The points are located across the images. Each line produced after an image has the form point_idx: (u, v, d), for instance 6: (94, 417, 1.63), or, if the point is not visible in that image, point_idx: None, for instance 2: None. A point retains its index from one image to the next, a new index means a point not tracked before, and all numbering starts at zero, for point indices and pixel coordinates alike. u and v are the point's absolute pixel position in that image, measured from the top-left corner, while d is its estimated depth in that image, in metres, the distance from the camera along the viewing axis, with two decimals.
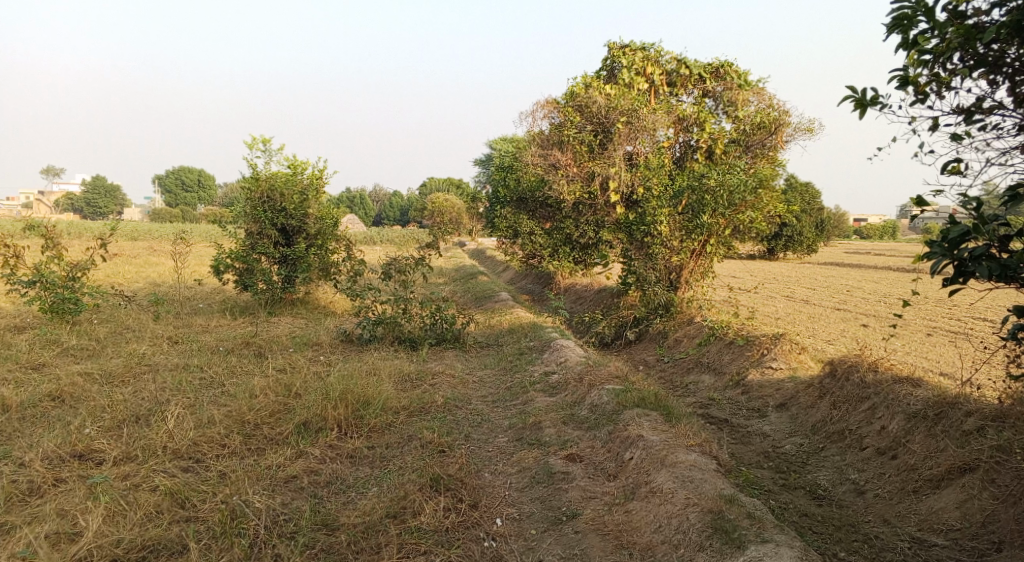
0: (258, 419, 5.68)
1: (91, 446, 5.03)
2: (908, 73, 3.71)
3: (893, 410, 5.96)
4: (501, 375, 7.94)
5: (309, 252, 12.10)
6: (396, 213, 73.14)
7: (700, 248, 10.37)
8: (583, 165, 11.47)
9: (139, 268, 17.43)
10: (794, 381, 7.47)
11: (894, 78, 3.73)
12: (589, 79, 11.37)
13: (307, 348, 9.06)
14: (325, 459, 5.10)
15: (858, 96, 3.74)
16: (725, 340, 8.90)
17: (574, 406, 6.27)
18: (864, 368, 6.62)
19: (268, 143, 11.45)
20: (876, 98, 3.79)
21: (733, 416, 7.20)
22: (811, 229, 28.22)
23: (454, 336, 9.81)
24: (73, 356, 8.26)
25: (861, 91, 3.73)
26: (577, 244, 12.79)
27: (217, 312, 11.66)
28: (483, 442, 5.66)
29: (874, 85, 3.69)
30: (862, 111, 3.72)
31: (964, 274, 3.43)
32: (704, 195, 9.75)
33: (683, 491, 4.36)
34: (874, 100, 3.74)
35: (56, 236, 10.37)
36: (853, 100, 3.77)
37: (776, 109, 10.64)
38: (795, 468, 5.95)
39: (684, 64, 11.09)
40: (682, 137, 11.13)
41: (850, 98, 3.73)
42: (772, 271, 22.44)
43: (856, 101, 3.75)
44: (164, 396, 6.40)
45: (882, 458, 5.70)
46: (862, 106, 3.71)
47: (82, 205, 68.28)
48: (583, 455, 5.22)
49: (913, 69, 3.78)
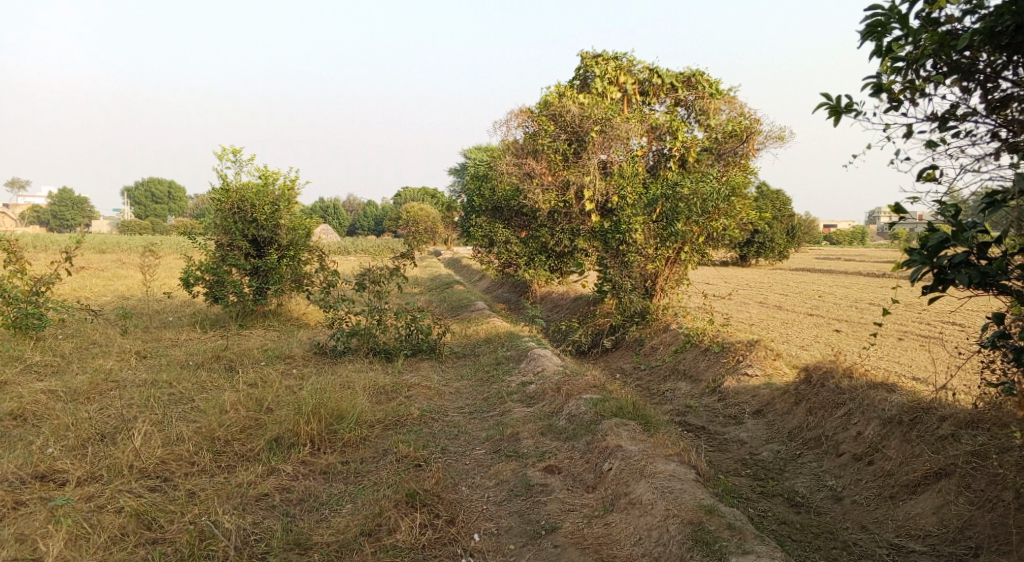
0: (228, 435, 5.55)
1: (53, 466, 4.86)
2: (882, 80, 3.74)
3: (868, 416, 6.00)
4: (478, 386, 7.87)
5: (281, 263, 11.94)
6: (370, 223, 72.73)
7: (675, 255, 10.42)
8: (557, 174, 11.48)
9: (106, 281, 17.09)
10: (770, 387, 7.50)
11: (869, 85, 3.75)
12: (562, 88, 11.39)
13: (280, 361, 8.91)
14: (298, 475, 4.98)
15: (833, 103, 3.76)
16: (701, 347, 8.93)
17: (552, 417, 6.22)
18: (839, 374, 6.66)
19: (239, 154, 11.31)
20: (851, 105, 3.81)
21: (710, 423, 7.20)
22: (782, 235, 28.57)
23: (429, 347, 9.72)
24: (37, 373, 8.01)
25: (836, 98, 3.75)
26: (553, 253, 12.78)
27: (187, 326, 11.43)
28: (460, 455, 5.58)
29: (849, 92, 3.71)
30: (837, 118, 3.73)
31: (944, 281, 3.45)
32: (678, 203, 9.78)
33: (662, 502, 4.32)
34: (850, 107, 3.76)
35: (19, 249, 10.10)
36: (828, 106, 3.79)
37: (747, 118, 10.75)
38: (773, 475, 5.95)
39: (656, 73, 11.15)
40: (655, 146, 11.19)
41: (825, 105, 3.74)
42: (746, 278, 22.65)
43: (831, 107, 3.76)
44: (132, 413, 6.22)
45: (859, 464, 5.73)
46: (837, 112, 3.72)
47: (48, 218, 66.93)
48: (562, 466, 5.17)
49: (887, 76, 3.81)
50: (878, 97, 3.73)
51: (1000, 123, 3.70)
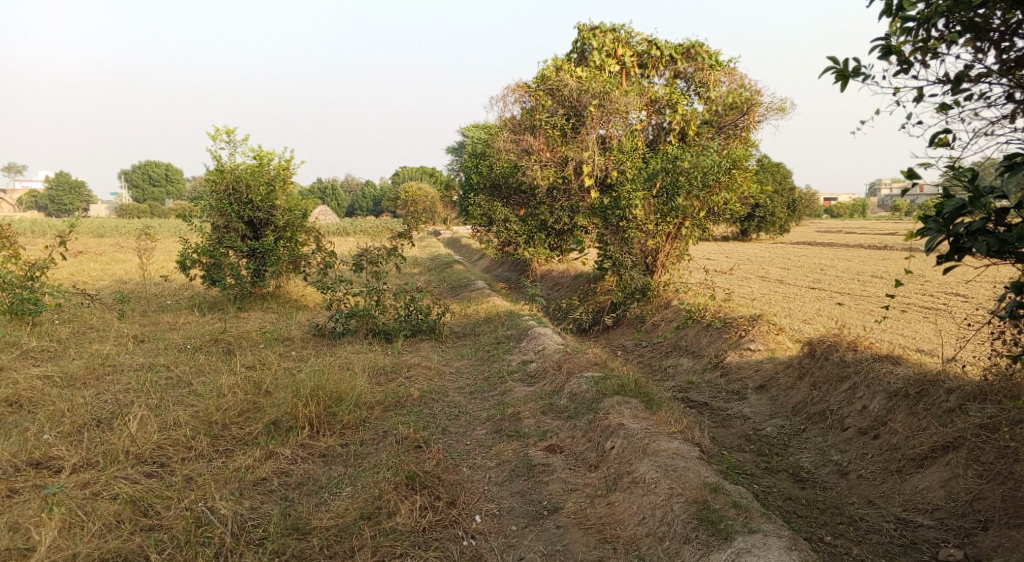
0: (226, 419, 5.48)
1: (48, 453, 4.79)
2: (891, 42, 3.59)
3: (873, 389, 5.93)
4: (478, 366, 7.80)
5: (278, 245, 11.82)
6: (369, 204, 72.40)
7: (676, 231, 10.30)
8: (556, 150, 11.31)
9: (104, 265, 17.00)
10: (773, 363, 7.43)
11: (878, 47, 3.61)
12: (559, 61, 11.18)
13: (278, 344, 8.83)
14: (296, 459, 4.92)
15: (840, 67, 3.61)
16: (703, 323, 8.84)
17: (553, 396, 6.15)
18: (843, 348, 6.57)
19: (232, 134, 11.15)
20: (859, 68, 3.67)
21: (713, 399, 7.14)
22: (783, 209, 28.38)
23: (429, 327, 9.63)
24: (34, 359, 7.93)
25: (843, 61, 3.59)
26: (553, 231, 12.65)
27: (186, 309, 11.34)
28: (460, 435, 5.51)
29: (856, 55, 3.56)
30: (845, 82, 3.57)
31: (960, 250, 3.36)
32: (678, 177, 9.64)
33: (666, 481, 4.25)
34: (857, 70, 3.62)
35: (12, 234, 9.97)
36: (834, 70, 3.64)
37: (747, 89, 10.58)
38: (778, 450, 5.90)
39: (655, 45, 10.93)
40: (654, 119, 11.02)
41: (832, 68, 3.59)
42: (747, 252, 22.54)
43: (838, 71, 3.61)
44: (129, 398, 6.15)
45: (865, 438, 5.67)
46: (844, 77, 3.57)
47: (46, 203, 66.67)
48: (564, 445, 5.10)
49: (896, 37, 3.67)
50: (887, 60, 3.59)
51: (1014, 84, 3.58)
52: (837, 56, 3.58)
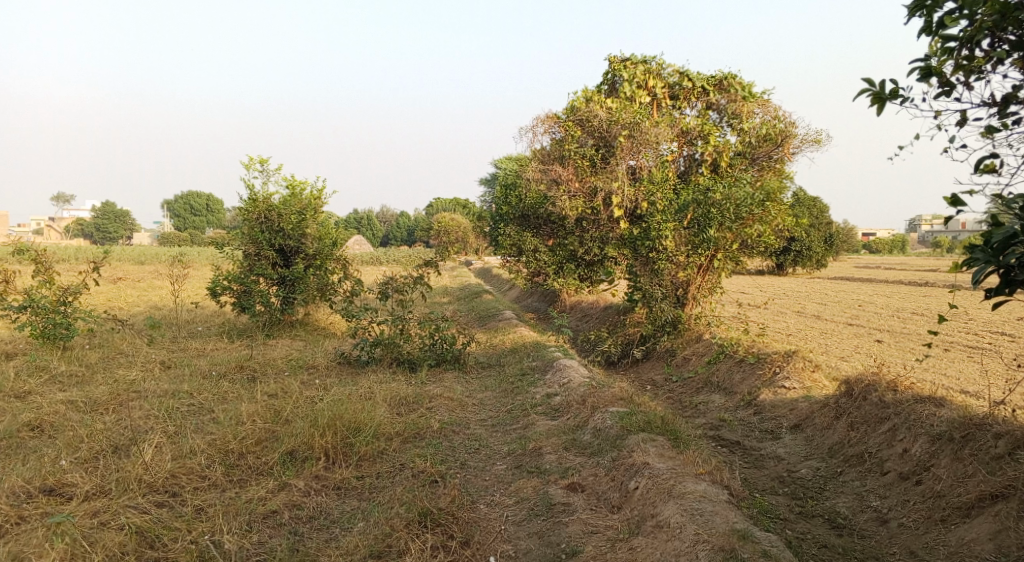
0: (242, 448, 5.40)
1: (62, 479, 4.74)
2: (932, 62, 3.43)
3: (915, 432, 5.62)
4: (502, 397, 7.64)
5: (307, 273, 11.87)
6: (403, 234, 73.06)
7: (707, 263, 10.10)
8: (585, 180, 11.19)
9: (140, 291, 17.30)
10: (808, 401, 7.14)
11: (917, 68, 3.45)
12: (590, 92, 11.12)
13: (302, 372, 8.78)
14: (310, 491, 4.79)
15: (876, 89, 3.44)
16: (735, 358, 8.58)
17: (576, 431, 5.95)
18: (883, 387, 6.27)
19: (265, 164, 11.31)
20: (896, 90, 3.50)
21: (745, 438, 6.87)
22: (820, 243, 27.87)
23: (454, 357, 9.51)
24: (61, 383, 7.99)
25: (880, 83, 3.42)
26: (582, 261, 12.48)
27: (215, 336, 11.40)
28: (479, 470, 5.34)
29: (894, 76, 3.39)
30: (882, 104, 3.40)
31: (1010, 283, 3.17)
32: (710, 209, 9.46)
33: (691, 526, 4.03)
34: (895, 92, 3.45)
35: (48, 260, 10.16)
36: (870, 93, 3.47)
37: (781, 121, 10.40)
38: (813, 494, 5.61)
39: (687, 76, 10.84)
40: (685, 150, 10.88)
41: (868, 91, 3.41)
42: (783, 286, 22.08)
43: (875, 94, 3.44)
44: (148, 424, 6.11)
45: (906, 484, 5.35)
46: (881, 98, 3.39)
47: (92, 230, 68.76)
48: (586, 484, 4.90)
49: (936, 58, 3.50)
50: (927, 81, 3.42)
51: None
52: (873, 78, 3.42)
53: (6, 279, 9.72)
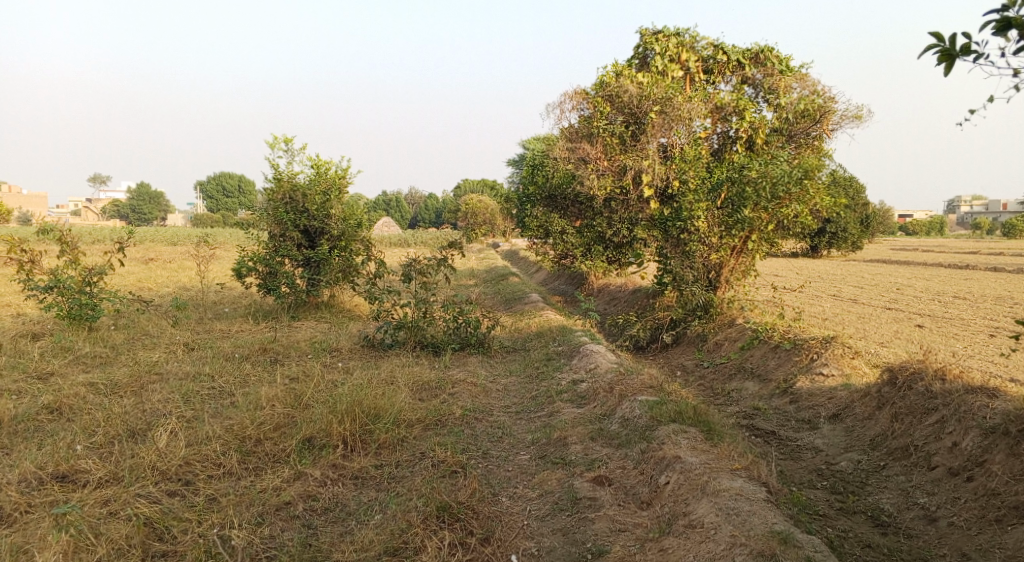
0: (259, 434, 5.26)
1: (74, 466, 4.64)
2: (1014, 13, 3.04)
3: (966, 424, 5.28)
4: (526, 383, 7.43)
5: (332, 254, 11.73)
6: (431, 215, 73.07)
7: (741, 245, 9.75)
8: (614, 158, 10.83)
9: (168, 273, 17.40)
10: (848, 389, 6.81)
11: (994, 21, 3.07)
12: (620, 67, 10.72)
13: (325, 355, 8.66)
14: (326, 481, 4.63)
15: (946, 45, 3.07)
16: (770, 344, 8.26)
17: (604, 420, 5.71)
18: (930, 376, 5.92)
19: (289, 143, 11.15)
20: (970, 47, 3.12)
21: (781, 428, 6.59)
22: (856, 225, 27.16)
23: (478, 341, 9.31)
24: (84, 364, 7.97)
25: (950, 39, 3.07)
26: (611, 243, 12.16)
27: (240, 317, 11.34)
28: (502, 460, 5.13)
29: (966, 31, 3.05)
30: (950, 62, 3.05)
31: None
32: (745, 188, 9.11)
33: (727, 527, 3.78)
34: (968, 48, 3.07)
35: (73, 240, 10.14)
36: (939, 50, 3.10)
37: (821, 96, 9.98)
38: (854, 489, 5.31)
39: (721, 49, 10.41)
40: (720, 127, 10.47)
41: (935, 48, 3.07)
42: (819, 269, 21.54)
43: (944, 51, 3.08)
44: (166, 408, 6.01)
45: (956, 480, 5.03)
46: (950, 55, 3.05)
47: (127, 212, 69.96)
48: (613, 477, 4.66)
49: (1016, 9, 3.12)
50: (1006, 36, 3.04)
51: None
52: (941, 34, 3.08)
53: (31, 260, 9.72)
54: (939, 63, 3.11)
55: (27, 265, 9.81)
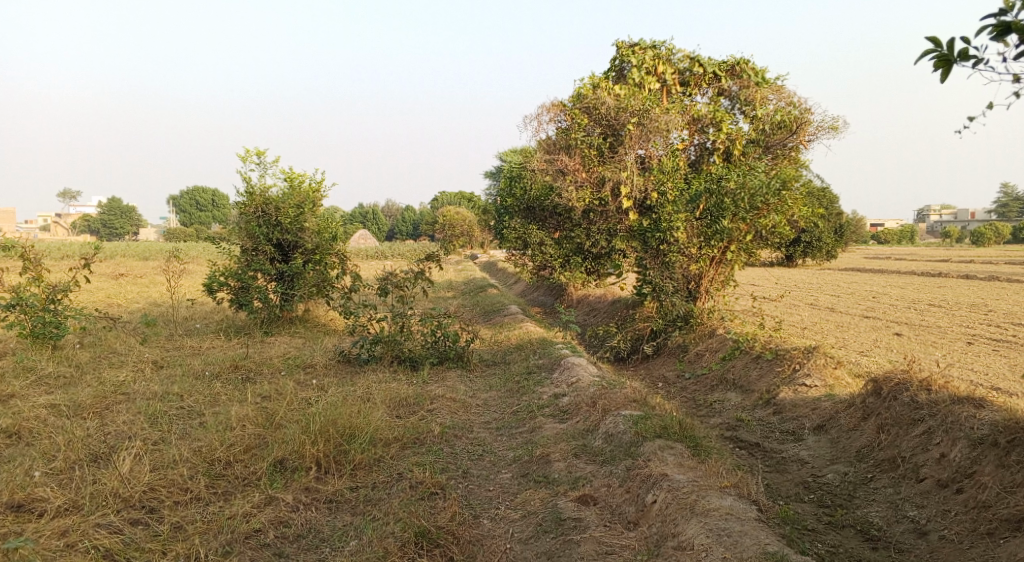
0: (229, 456, 5.04)
1: (31, 493, 4.37)
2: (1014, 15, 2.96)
3: (953, 435, 5.22)
4: (507, 398, 7.27)
5: (306, 268, 11.49)
6: (408, 228, 72.71)
7: (721, 255, 9.72)
8: (592, 170, 10.75)
9: (138, 288, 16.97)
10: (832, 400, 6.74)
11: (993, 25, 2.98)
12: (597, 79, 10.67)
13: (300, 371, 8.41)
14: (298, 505, 4.42)
15: (944, 50, 3.00)
16: (752, 355, 8.19)
17: (587, 435, 5.56)
18: (915, 386, 5.86)
19: (262, 156, 10.93)
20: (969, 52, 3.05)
21: (766, 440, 6.50)
22: (830, 234, 27.48)
23: (457, 355, 9.13)
24: (47, 385, 7.64)
25: (947, 44, 3.00)
26: (589, 254, 12.05)
27: (211, 333, 11.04)
28: (483, 479, 4.96)
29: (964, 35, 2.97)
30: (948, 68, 2.98)
31: None
32: (723, 199, 9.08)
33: (719, 549, 3.66)
34: (966, 53, 3.00)
35: (36, 256, 9.79)
36: (936, 55, 3.03)
37: (796, 107, 10.01)
38: (842, 502, 5.22)
39: (697, 62, 10.41)
40: (697, 139, 10.45)
41: (932, 53, 3.00)
42: (794, 279, 21.71)
43: (941, 56, 3.01)
44: (132, 431, 5.75)
45: (945, 492, 4.96)
46: (947, 61, 2.98)
47: (98, 227, 68.75)
48: (598, 496, 4.52)
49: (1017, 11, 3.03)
50: (1006, 40, 2.96)
51: None
52: (938, 38, 3.00)
53: None
54: (936, 68, 3.04)
55: None
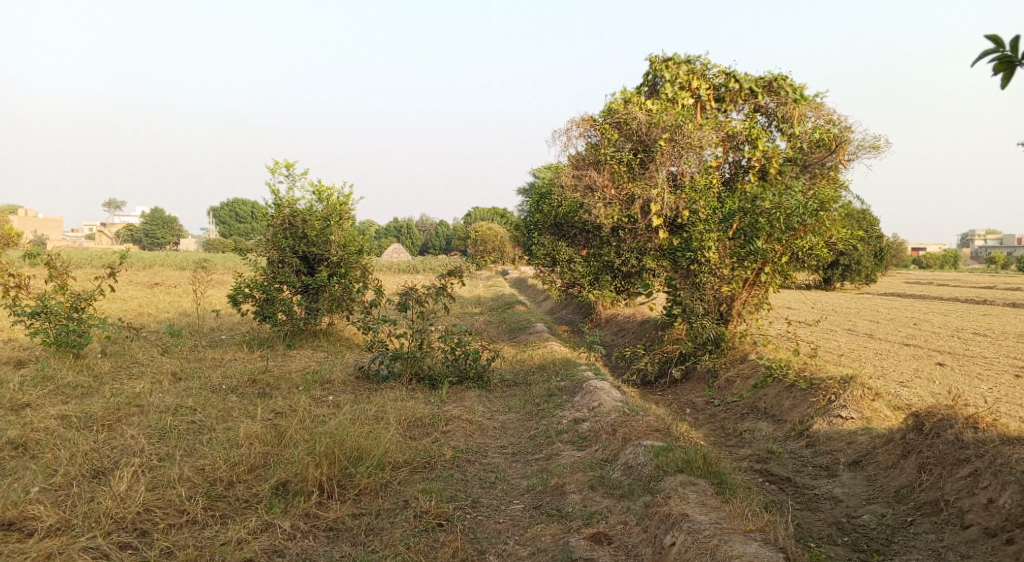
0: (231, 476, 4.87)
1: (24, 511, 4.25)
2: None
3: (1003, 480, 4.81)
4: (525, 421, 7.00)
5: (330, 281, 11.38)
6: (441, 242, 72.93)
7: (754, 277, 9.37)
8: (622, 186, 10.47)
9: (170, 297, 17.10)
10: (870, 434, 6.35)
11: None
12: (628, 94, 10.39)
13: (317, 387, 8.24)
14: (295, 533, 4.25)
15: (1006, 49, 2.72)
16: (785, 383, 7.82)
17: (605, 466, 5.27)
18: (960, 423, 5.45)
19: (290, 168, 10.92)
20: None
21: (797, 474, 6.14)
22: (871, 257, 26.73)
23: (477, 374, 8.89)
24: (64, 395, 7.60)
25: (1011, 44, 2.72)
26: (619, 272, 11.66)
27: (234, 345, 10.97)
28: (492, 510, 4.70)
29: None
30: (1009, 71, 2.70)
31: None
32: (758, 219, 8.77)
33: None
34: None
35: (63, 265, 9.84)
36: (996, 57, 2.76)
37: (836, 125, 9.66)
38: (878, 547, 4.84)
39: (733, 77, 10.13)
40: (731, 156, 10.14)
41: (992, 55, 2.72)
42: (832, 302, 21.08)
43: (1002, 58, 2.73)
44: (138, 445, 5.63)
45: (994, 542, 4.56)
46: (1009, 63, 2.70)
47: (140, 236, 70.27)
48: (613, 535, 4.25)
49: None
50: None
51: None
52: (1001, 38, 2.73)
53: (19, 284, 9.42)
54: (996, 71, 2.76)
55: (15, 290, 9.51)
